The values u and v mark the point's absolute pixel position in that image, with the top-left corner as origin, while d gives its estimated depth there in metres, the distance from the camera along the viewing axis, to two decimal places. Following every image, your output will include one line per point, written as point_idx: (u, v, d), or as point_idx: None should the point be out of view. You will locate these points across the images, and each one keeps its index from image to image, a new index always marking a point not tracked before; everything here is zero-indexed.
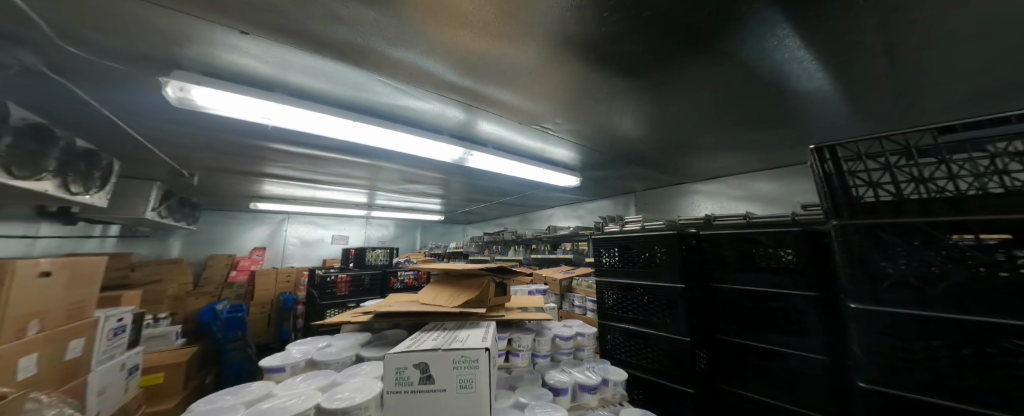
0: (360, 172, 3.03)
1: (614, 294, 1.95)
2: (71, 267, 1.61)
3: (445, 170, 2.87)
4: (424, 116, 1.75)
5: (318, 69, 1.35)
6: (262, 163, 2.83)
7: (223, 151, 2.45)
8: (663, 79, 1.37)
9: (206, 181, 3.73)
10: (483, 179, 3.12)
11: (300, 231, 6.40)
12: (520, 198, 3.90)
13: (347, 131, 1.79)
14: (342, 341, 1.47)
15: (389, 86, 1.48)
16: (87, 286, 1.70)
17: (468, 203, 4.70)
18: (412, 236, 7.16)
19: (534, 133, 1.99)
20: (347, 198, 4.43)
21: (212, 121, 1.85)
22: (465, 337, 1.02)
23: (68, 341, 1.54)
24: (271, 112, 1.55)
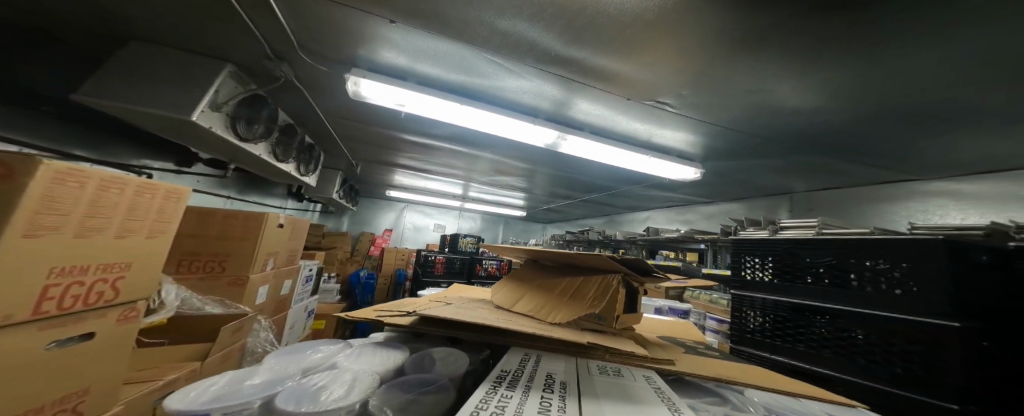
0: (457, 159, 2.96)
1: (763, 317, 1.10)
2: (294, 222, 1.61)
3: (541, 160, 2.54)
4: (535, 103, 1.50)
5: (421, 49, 1.18)
6: (374, 157, 3.06)
7: (345, 146, 2.66)
8: (916, 19, 0.78)
9: (368, 179, 4.17)
10: (585, 171, 2.68)
11: (416, 218, 6.75)
12: (617, 195, 3.35)
13: (456, 115, 1.55)
14: (361, 362, 0.79)
15: (485, 60, 1.22)
16: (296, 240, 1.65)
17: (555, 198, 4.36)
18: (496, 230, 7.31)
19: (654, 116, 1.46)
20: (446, 189, 4.68)
21: (330, 119, 1.94)
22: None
23: (283, 278, 1.54)
24: (410, 96, 1.41)
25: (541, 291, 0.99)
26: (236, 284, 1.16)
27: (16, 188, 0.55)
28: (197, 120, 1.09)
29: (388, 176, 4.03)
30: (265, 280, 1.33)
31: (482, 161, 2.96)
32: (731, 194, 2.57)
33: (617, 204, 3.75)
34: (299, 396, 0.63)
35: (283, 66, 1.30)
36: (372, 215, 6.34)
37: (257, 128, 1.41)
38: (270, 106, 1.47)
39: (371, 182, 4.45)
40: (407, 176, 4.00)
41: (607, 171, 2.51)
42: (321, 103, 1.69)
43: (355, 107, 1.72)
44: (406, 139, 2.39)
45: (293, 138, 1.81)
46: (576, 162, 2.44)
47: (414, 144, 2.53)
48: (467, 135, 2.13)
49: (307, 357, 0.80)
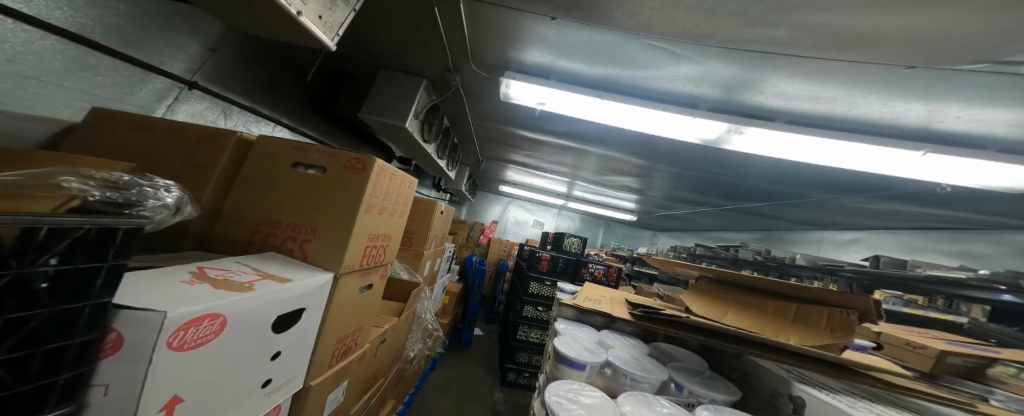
0: (579, 157, 2.90)
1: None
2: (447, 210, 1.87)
3: (682, 160, 2.24)
4: (705, 95, 1.27)
5: (582, 44, 1.14)
6: (500, 154, 3.30)
7: (479, 144, 2.94)
8: None
9: (487, 174, 4.55)
10: (741, 176, 2.20)
11: (520, 213, 7.07)
12: (775, 206, 2.69)
13: (601, 109, 1.40)
14: (623, 344, 1.11)
15: (654, 51, 1.08)
16: (446, 225, 1.93)
17: (679, 204, 3.82)
18: (597, 232, 7.00)
19: (911, 97, 1.01)
20: (555, 187, 4.70)
21: (478, 121, 2.16)
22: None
23: (437, 257, 1.84)
24: (556, 95, 1.38)
25: (744, 309, 0.95)
26: (417, 257, 1.46)
27: (362, 181, 0.75)
28: (409, 125, 1.41)
29: (505, 172, 4.32)
30: (430, 255, 1.60)
31: (605, 160, 2.83)
32: (1001, 218, 1.71)
33: (771, 217, 3.03)
34: (632, 364, 0.96)
35: (461, 78, 1.52)
36: (482, 208, 6.97)
37: (433, 131, 1.74)
38: (440, 112, 1.78)
39: (489, 177, 4.85)
40: (521, 173, 4.18)
41: (772, 177, 2.03)
42: (476, 107, 1.88)
43: (503, 110, 1.88)
44: (536, 138, 2.48)
45: (447, 139, 2.16)
46: (729, 164, 2.05)
47: (542, 142, 2.61)
48: (603, 134, 2.05)
49: (582, 331, 1.16)
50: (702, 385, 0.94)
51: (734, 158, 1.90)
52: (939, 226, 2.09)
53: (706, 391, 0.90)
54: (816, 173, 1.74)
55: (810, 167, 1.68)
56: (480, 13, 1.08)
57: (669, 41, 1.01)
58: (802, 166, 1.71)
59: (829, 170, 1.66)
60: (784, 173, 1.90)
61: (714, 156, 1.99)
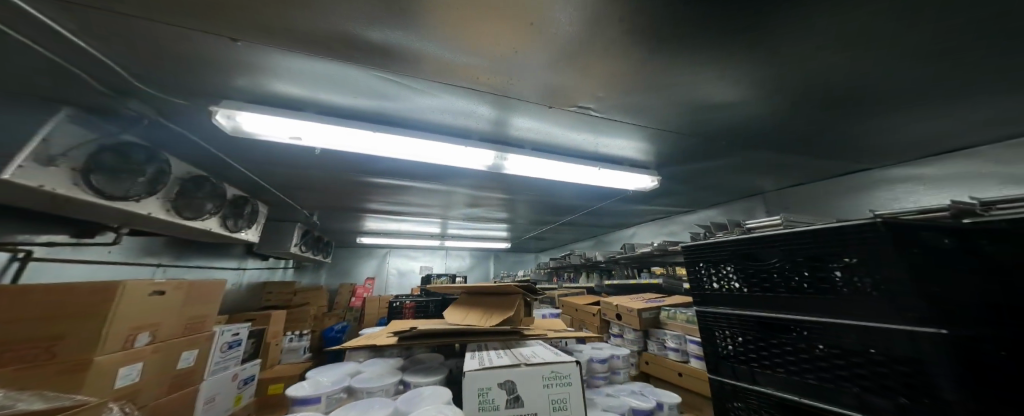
0: (415, 195, 2.78)
1: (734, 340, 0.96)
2: (194, 285, 1.38)
3: (498, 187, 2.37)
4: (462, 127, 1.33)
5: (311, 75, 0.97)
6: (330, 202, 2.90)
7: (291, 194, 2.49)
8: None
9: (334, 226, 3.96)
10: (549, 194, 2.46)
11: (400, 262, 6.46)
12: (592, 216, 3.14)
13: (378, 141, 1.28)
14: (376, 365, 1.33)
15: (392, 80, 1.00)
16: (203, 306, 1.43)
17: (534, 226, 4.13)
18: (486, 265, 7.02)
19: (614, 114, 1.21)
20: (420, 229, 4.45)
21: (252, 167, 1.78)
22: (530, 356, 1.14)
23: (181, 351, 1.28)
24: (314, 128, 1.17)
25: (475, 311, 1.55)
26: (75, 369, 0.94)
27: None
28: (10, 178, 0.93)
29: (358, 222, 3.89)
30: (134, 356, 1.08)
31: (444, 199, 2.84)
32: (705, 205, 2.42)
33: (598, 226, 3.58)
34: (365, 380, 1.17)
35: (176, 126, 1.23)
36: (355, 264, 6.11)
37: (133, 182, 1.25)
38: (154, 155, 1.32)
39: (340, 229, 4.24)
40: (374, 219, 3.80)
41: (570, 194, 2.38)
42: (225, 151, 1.52)
43: (279, 159, 1.63)
44: (354, 184, 2.28)
45: (206, 189, 1.64)
46: (535, 188, 2.31)
47: (366, 189, 2.42)
48: (413, 172, 2.01)
49: (340, 368, 1.31)
50: (421, 375, 1.22)
51: (532, 180, 2.13)
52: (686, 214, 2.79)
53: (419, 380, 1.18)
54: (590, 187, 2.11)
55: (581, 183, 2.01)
56: (103, 32, 0.78)
57: (395, 69, 0.94)
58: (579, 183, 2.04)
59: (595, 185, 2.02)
60: (572, 189, 2.25)
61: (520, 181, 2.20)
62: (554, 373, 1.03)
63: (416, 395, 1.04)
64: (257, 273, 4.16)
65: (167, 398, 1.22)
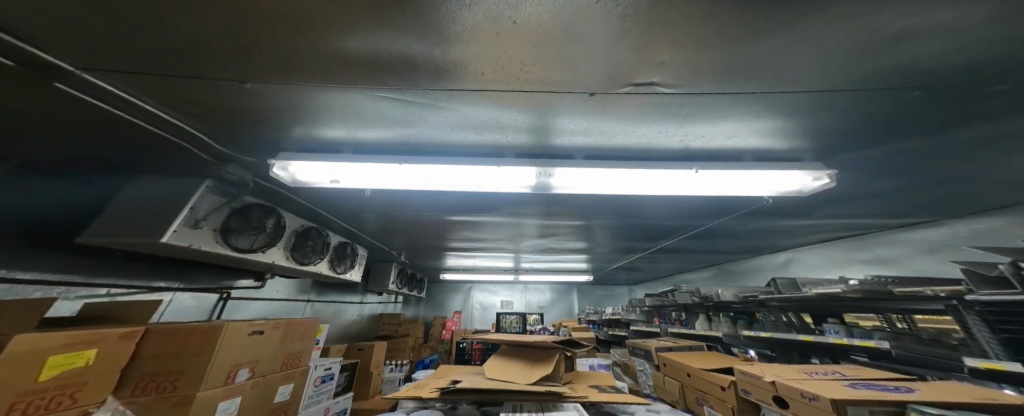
0: (482, 232, 2.74)
1: None
2: (292, 325, 1.53)
3: (561, 214, 2.09)
4: (491, 141, 1.21)
5: (340, 110, 0.98)
6: (414, 243, 3.16)
7: (380, 237, 2.79)
8: None
9: (424, 262, 4.30)
10: (628, 216, 2.01)
11: (483, 296, 6.55)
12: (695, 241, 2.45)
13: (412, 174, 1.22)
14: None
15: (411, 97, 0.94)
16: (300, 344, 1.57)
17: (619, 255, 3.55)
18: (570, 301, 6.52)
19: (687, 85, 0.88)
20: (500, 264, 4.43)
21: (346, 215, 2.05)
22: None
23: (278, 386, 1.40)
24: (354, 171, 1.17)
25: (512, 364, 1.57)
26: (180, 404, 1.04)
27: None
28: (166, 241, 1.17)
29: (440, 258, 4.13)
30: (231, 391, 1.18)
31: (508, 231, 2.69)
32: (886, 212, 1.56)
33: (703, 252, 2.80)
34: None
35: (267, 183, 1.46)
36: (446, 298, 6.49)
37: (252, 237, 1.49)
38: (271, 213, 1.58)
39: (430, 266, 4.58)
40: (456, 257, 3.98)
41: (654, 213, 1.89)
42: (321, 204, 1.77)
43: (349, 205, 1.80)
44: (420, 223, 2.39)
45: (314, 239, 1.92)
46: (604, 210, 1.92)
47: (433, 227, 2.51)
48: (464, 206, 1.94)
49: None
50: None
51: (597, 202, 1.79)
52: (852, 233, 1.92)
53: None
54: (678, 200, 1.60)
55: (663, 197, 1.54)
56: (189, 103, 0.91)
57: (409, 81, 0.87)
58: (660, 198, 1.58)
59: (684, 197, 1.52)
60: (653, 207, 1.77)
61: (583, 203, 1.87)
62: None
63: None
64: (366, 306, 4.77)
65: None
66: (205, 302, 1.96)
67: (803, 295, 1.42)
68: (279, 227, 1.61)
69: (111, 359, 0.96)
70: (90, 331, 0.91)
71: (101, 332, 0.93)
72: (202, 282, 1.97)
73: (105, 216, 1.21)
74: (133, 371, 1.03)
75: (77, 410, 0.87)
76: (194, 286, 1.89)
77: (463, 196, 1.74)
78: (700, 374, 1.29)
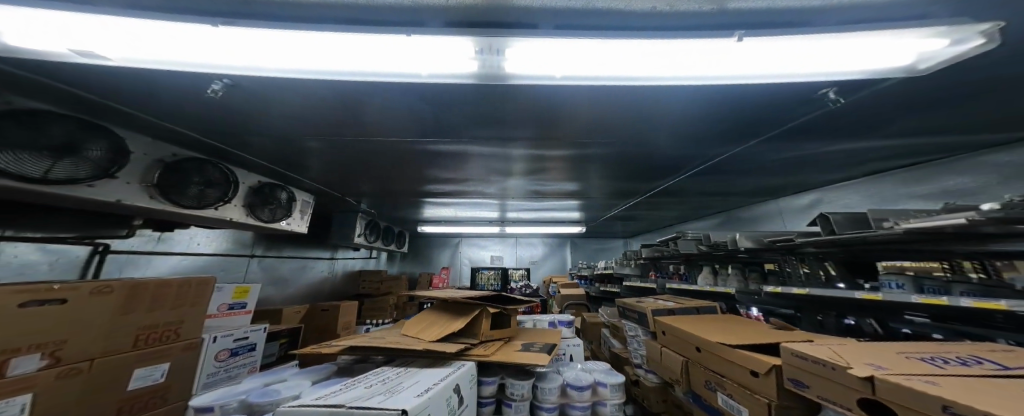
0: (453, 173, 2.29)
1: None
2: (140, 288, 1.26)
3: (546, 145, 1.64)
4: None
5: None
6: (376, 187, 2.70)
7: (327, 177, 2.32)
8: None
9: (397, 212, 3.87)
10: (627, 145, 1.58)
11: (472, 251, 6.32)
12: (699, 181, 2.08)
13: (275, 43, 0.75)
14: (306, 376, 1.11)
15: None
16: (170, 312, 1.36)
17: (613, 203, 3.21)
18: (563, 254, 6.34)
19: None
20: (483, 214, 4.05)
21: (256, 140, 1.57)
22: (390, 392, 0.80)
23: (130, 368, 1.20)
24: (161, 26, 0.70)
25: (433, 318, 1.40)
26: None
27: None
28: None
29: (411, 207, 3.66)
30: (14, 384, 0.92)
31: (479, 169, 2.21)
32: (963, 124, 1.15)
33: (710, 195, 2.39)
34: (264, 393, 0.95)
35: (18, 69, 0.98)
36: (435, 253, 6.24)
37: (45, 157, 1.13)
38: (68, 121, 1.18)
39: (406, 217, 4.17)
40: (432, 206, 3.55)
41: (646, 134, 1.44)
42: (194, 115, 1.29)
43: (213, 115, 1.29)
44: (367, 157, 1.89)
45: (198, 174, 1.62)
46: (591, 131, 1.45)
47: (378, 161, 1.97)
48: (401, 126, 1.41)
49: (271, 375, 1.15)
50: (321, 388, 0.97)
51: (589, 122, 1.35)
52: (901, 162, 1.54)
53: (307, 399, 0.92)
54: (668, 104, 1.16)
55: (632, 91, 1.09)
56: None
57: None
58: (644, 97, 1.13)
59: (667, 91, 1.07)
60: (645, 122, 1.32)
61: (563, 124, 1.38)
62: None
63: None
64: (341, 262, 4.46)
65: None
66: (63, 259, 1.59)
67: (879, 234, 1.00)
68: (90, 129, 1.25)
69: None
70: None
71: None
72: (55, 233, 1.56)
73: None
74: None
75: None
76: (44, 237, 1.51)
77: (384, 102, 1.20)
78: (713, 347, 1.02)
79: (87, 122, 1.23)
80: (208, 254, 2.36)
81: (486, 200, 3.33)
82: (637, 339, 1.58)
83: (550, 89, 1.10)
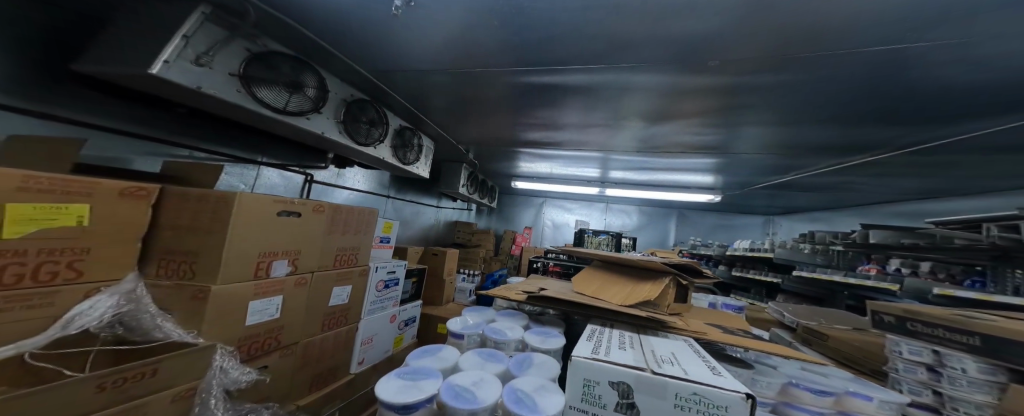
0: (579, 120, 2.01)
1: None
2: (338, 212, 1.46)
3: (752, 69, 1.19)
4: None
5: None
6: (493, 136, 2.63)
7: (456, 121, 2.32)
8: None
9: (501, 165, 3.87)
10: (912, 61, 1.01)
11: (556, 213, 6.13)
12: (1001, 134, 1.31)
13: None
14: (511, 321, 1.23)
15: None
16: (354, 237, 1.57)
17: (773, 171, 2.48)
18: (659, 227, 5.62)
19: None
20: (585, 174, 3.72)
21: (416, 73, 1.56)
22: (672, 363, 0.82)
23: (331, 283, 1.42)
24: None
25: (605, 282, 1.46)
26: (196, 297, 0.94)
27: None
28: (157, 74, 0.94)
29: (515, 160, 3.57)
30: (271, 279, 1.13)
31: (626, 117, 1.86)
32: None
33: (1007, 151, 1.55)
34: (498, 331, 1.08)
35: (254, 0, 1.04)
36: (520, 212, 6.25)
37: (282, 92, 1.29)
38: (290, 58, 1.31)
39: (507, 170, 4.17)
40: (536, 160, 3.40)
41: (992, 40, 0.89)
42: (376, 43, 1.30)
43: (387, 48, 1.34)
44: (503, 94, 1.76)
45: (366, 113, 1.75)
46: (869, 38, 0.94)
47: (515, 100, 1.82)
48: (570, 39, 1.16)
49: (483, 312, 1.32)
50: (542, 340, 1.05)
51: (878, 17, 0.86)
52: None
53: (536, 344, 1.02)
54: None
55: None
56: None
57: None
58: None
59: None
60: (1010, 11, 0.80)
61: (822, 23, 0.92)
62: (701, 398, 0.67)
63: (528, 389, 0.74)
64: (444, 213, 4.78)
65: (318, 328, 1.38)
66: (290, 184, 1.95)
67: None
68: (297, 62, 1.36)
69: (122, 225, 0.87)
70: (88, 182, 0.79)
71: (97, 184, 0.81)
72: (284, 162, 1.89)
73: (112, 43, 1.01)
74: (157, 238, 0.98)
75: (87, 287, 0.80)
76: (279, 163, 1.85)
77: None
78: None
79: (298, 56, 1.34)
80: (363, 190, 2.69)
81: (594, 158, 2.97)
82: (971, 377, 0.86)
83: None
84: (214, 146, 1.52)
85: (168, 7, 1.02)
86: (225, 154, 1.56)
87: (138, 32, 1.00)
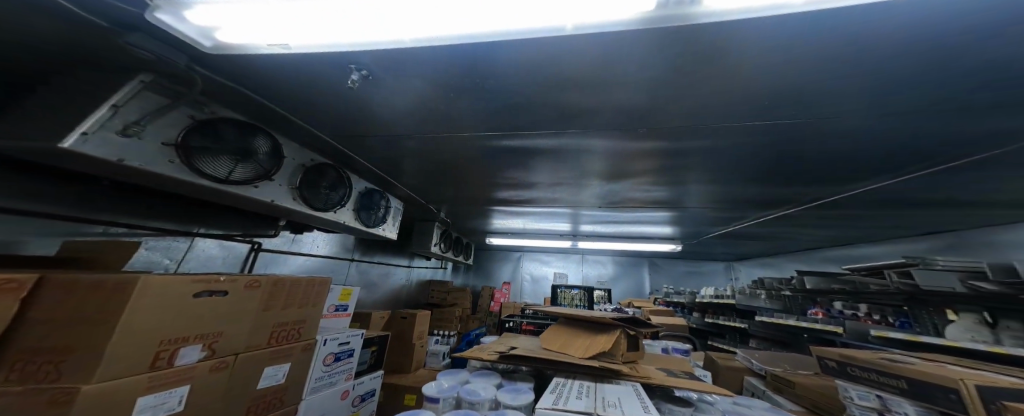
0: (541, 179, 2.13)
1: None
2: (278, 284, 1.34)
3: (677, 135, 1.35)
4: None
5: None
6: (462, 195, 2.69)
7: (423, 183, 2.37)
8: None
9: (473, 222, 3.88)
10: (800, 130, 1.20)
11: (534, 267, 6.05)
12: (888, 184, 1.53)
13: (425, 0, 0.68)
14: (485, 380, 1.15)
15: None
16: (296, 311, 1.42)
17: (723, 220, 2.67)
18: (636, 275, 5.66)
19: None
20: (556, 228, 3.81)
21: (376, 139, 1.62)
22: (616, 407, 0.86)
23: (260, 367, 1.24)
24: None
25: (567, 337, 1.42)
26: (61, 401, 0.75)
27: None
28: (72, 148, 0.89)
29: (486, 218, 3.61)
30: (175, 368, 0.96)
31: (581, 176, 1.99)
32: None
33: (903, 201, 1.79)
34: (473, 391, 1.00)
35: (200, 70, 1.07)
36: (498, 267, 6.12)
37: (225, 160, 1.27)
38: (237, 126, 1.32)
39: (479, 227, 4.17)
40: (508, 216, 3.46)
41: (846, 114, 1.09)
42: (332, 112, 1.37)
43: (344, 117, 1.40)
44: (465, 157, 1.85)
45: (324, 177, 1.74)
46: (757, 111, 1.12)
47: (478, 162, 1.91)
48: (516, 110, 1.29)
49: (455, 375, 1.21)
50: (517, 397, 0.98)
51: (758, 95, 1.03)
52: None
53: (508, 402, 0.96)
54: (899, 60, 0.84)
55: (853, 42, 0.80)
56: None
57: None
58: (856, 59, 0.85)
59: (906, 45, 0.80)
60: (845, 96, 1.00)
61: (717, 100, 1.09)
62: None
63: None
64: (416, 272, 4.57)
65: None
66: (230, 254, 1.80)
67: None
68: (246, 130, 1.35)
69: None
70: None
71: None
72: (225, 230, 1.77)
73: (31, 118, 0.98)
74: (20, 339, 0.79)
75: None
76: (218, 233, 1.72)
77: (489, 72, 1.06)
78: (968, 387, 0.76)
79: (247, 124, 1.35)
80: (322, 255, 2.56)
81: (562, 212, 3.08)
82: None
83: (741, 47, 0.85)
84: (142, 220, 1.40)
85: (103, 79, 1.02)
86: (149, 228, 1.43)
87: (60, 105, 0.98)
